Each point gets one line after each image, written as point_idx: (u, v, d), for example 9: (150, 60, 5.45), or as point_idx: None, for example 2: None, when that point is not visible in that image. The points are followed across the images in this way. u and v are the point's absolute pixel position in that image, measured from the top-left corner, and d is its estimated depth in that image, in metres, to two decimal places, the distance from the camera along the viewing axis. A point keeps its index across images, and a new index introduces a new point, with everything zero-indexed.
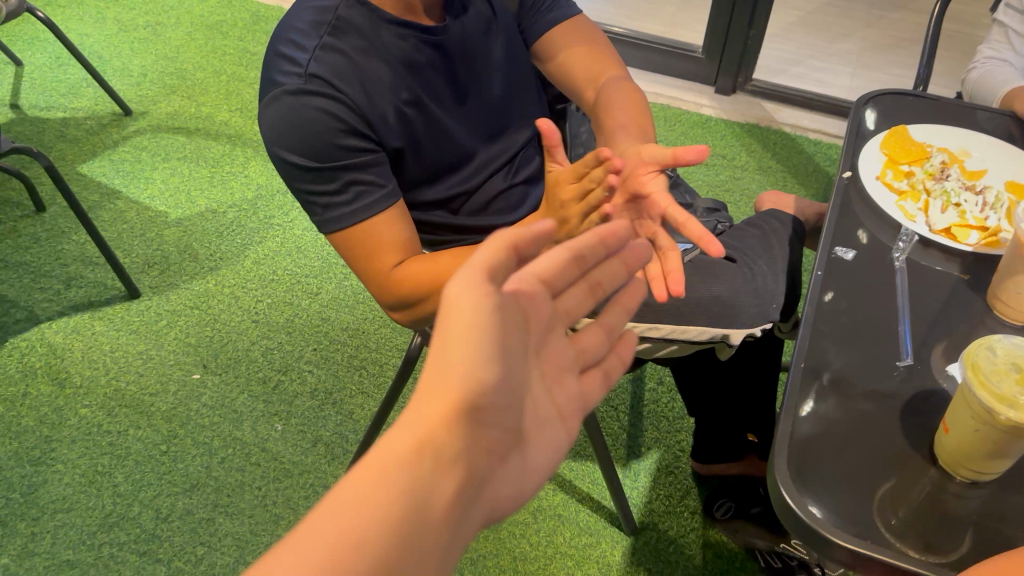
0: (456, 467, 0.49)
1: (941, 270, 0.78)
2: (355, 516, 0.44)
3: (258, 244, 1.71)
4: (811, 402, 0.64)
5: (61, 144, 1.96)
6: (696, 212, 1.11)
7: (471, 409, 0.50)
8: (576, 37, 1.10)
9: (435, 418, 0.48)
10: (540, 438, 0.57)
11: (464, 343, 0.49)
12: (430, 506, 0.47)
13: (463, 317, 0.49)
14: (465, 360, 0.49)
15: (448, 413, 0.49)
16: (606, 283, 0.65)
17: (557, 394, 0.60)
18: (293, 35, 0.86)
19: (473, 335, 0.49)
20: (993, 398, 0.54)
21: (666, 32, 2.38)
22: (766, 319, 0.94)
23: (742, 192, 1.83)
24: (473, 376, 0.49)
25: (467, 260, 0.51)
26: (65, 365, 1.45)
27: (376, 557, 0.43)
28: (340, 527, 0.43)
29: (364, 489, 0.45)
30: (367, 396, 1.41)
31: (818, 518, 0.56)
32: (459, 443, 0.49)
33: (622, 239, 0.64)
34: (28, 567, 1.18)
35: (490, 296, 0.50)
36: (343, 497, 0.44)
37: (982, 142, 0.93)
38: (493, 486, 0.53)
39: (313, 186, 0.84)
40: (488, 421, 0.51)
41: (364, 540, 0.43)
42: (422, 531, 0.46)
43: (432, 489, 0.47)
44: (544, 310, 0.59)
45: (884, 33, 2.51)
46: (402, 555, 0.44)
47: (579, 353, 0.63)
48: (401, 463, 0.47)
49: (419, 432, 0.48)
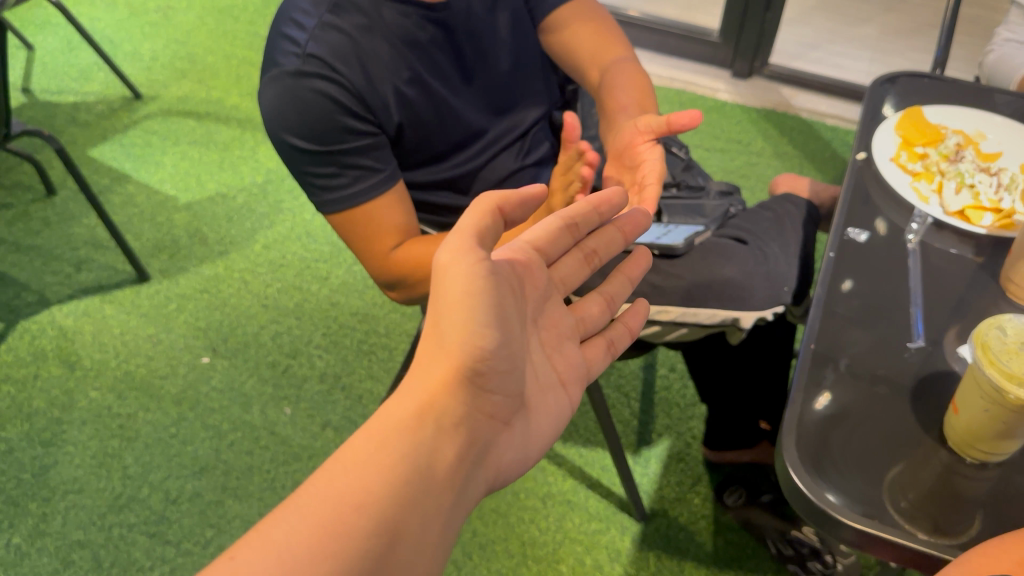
0: (459, 430, 0.54)
1: (954, 253, 0.76)
2: (357, 477, 0.48)
3: (268, 228, 1.71)
4: (827, 389, 0.63)
5: (72, 128, 1.97)
6: (708, 195, 1.08)
7: (471, 373, 0.54)
8: (583, 12, 1.08)
9: (435, 385, 0.54)
10: (542, 405, 0.61)
11: (459, 311, 0.54)
12: (433, 467, 0.51)
13: (456, 284, 0.53)
14: (461, 328, 0.54)
15: (449, 378, 0.54)
16: (602, 252, 0.69)
17: (560, 361, 0.64)
18: (296, 14, 0.85)
19: (466, 303, 0.54)
20: (1001, 376, 0.52)
21: (682, 16, 2.35)
22: (778, 302, 0.91)
23: (757, 177, 1.81)
24: (469, 343, 0.54)
25: (455, 227, 0.56)
26: (76, 347, 1.46)
27: (377, 515, 0.47)
28: (343, 489, 0.48)
29: (368, 453, 0.50)
30: (376, 380, 1.40)
31: (831, 501, 0.55)
32: (459, 406, 0.54)
33: (620, 206, 0.67)
34: (39, 547, 1.19)
35: (481, 265, 0.54)
36: (347, 460, 0.49)
37: (999, 125, 0.91)
38: (500, 449, 0.57)
39: (310, 169, 0.84)
40: (490, 386, 0.56)
41: (366, 500, 0.48)
42: (425, 490, 0.50)
43: (435, 451, 0.52)
44: (540, 278, 0.63)
45: (905, 17, 2.47)
46: (403, 513, 0.48)
47: (579, 321, 0.67)
48: (403, 428, 0.52)
49: (420, 399, 0.53)
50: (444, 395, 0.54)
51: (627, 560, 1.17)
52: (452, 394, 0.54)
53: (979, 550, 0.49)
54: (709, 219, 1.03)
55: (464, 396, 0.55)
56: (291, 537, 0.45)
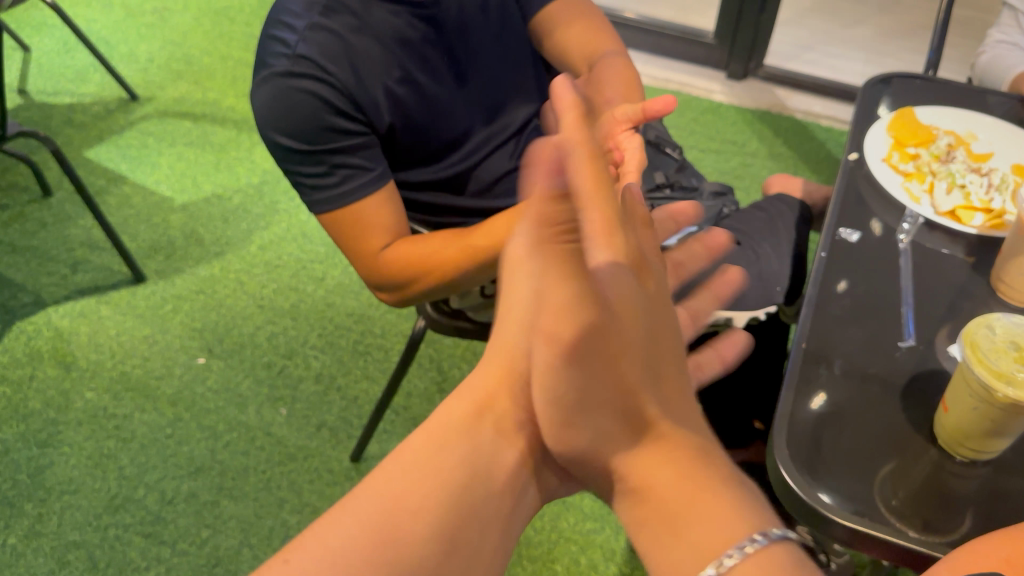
0: (519, 435, 0.55)
1: (945, 253, 0.77)
2: (420, 473, 0.49)
3: (264, 229, 1.71)
4: (822, 391, 0.63)
5: (68, 129, 1.97)
6: (702, 196, 1.09)
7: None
8: (571, 12, 1.09)
9: (499, 387, 0.56)
10: None
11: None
12: (493, 470, 0.52)
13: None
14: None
15: (511, 380, 0.56)
16: None
17: None
18: (287, 15, 0.85)
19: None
20: (990, 374, 0.53)
21: (677, 18, 2.36)
22: (770, 302, 0.93)
23: (752, 178, 1.82)
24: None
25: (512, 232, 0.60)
26: (71, 347, 1.46)
27: (438, 513, 0.48)
28: (407, 486, 0.49)
29: (431, 450, 0.51)
30: (371, 381, 1.41)
31: (825, 502, 0.55)
32: (518, 411, 0.56)
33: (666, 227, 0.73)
34: (35, 548, 1.19)
35: None
36: (407, 457, 0.50)
37: (990, 125, 0.92)
38: (553, 461, 0.59)
39: (302, 169, 0.85)
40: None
41: (427, 500, 0.48)
42: (484, 490, 0.51)
43: (494, 453, 0.53)
44: None
45: (899, 18, 2.48)
46: (467, 509, 0.49)
47: None
48: (462, 425, 0.53)
49: (476, 398, 0.55)
50: (502, 394, 0.56)
51: (622, 560, 1.18)
52: (510, 394, 0.56)
53: (966, 548, 0.49)
54: (703, 219, 1.05)
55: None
56: (354, 532, 0.45)
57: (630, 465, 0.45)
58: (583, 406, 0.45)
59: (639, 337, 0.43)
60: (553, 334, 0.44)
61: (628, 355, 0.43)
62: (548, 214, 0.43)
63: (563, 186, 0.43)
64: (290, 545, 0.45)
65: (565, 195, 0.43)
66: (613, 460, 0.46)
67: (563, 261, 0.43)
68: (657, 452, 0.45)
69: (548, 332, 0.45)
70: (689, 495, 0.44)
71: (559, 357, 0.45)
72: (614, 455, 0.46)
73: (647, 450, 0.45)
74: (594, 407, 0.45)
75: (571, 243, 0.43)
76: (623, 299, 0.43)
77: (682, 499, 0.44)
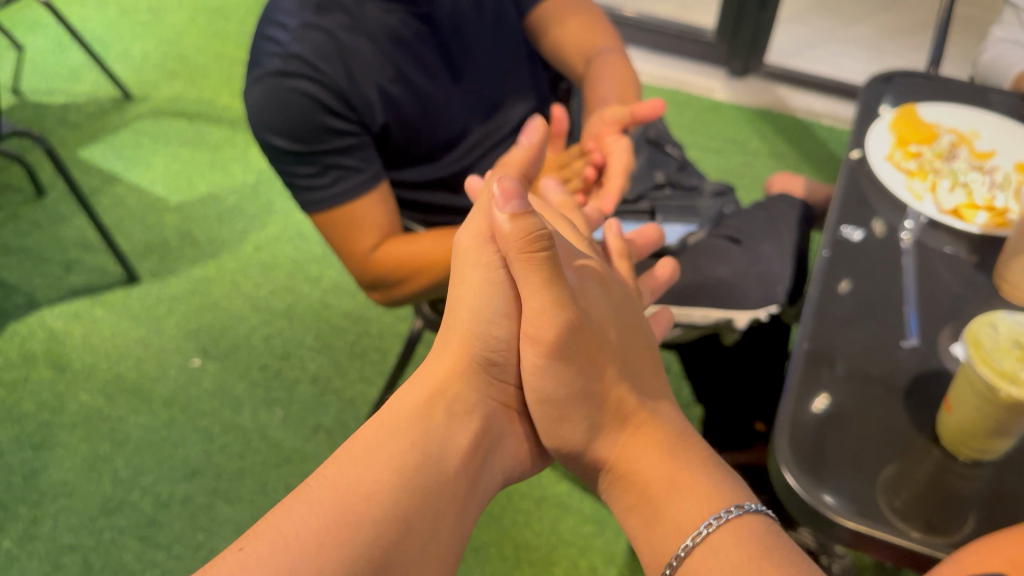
0: (470, 418, 0.56)
1: (948, 252, 0.75)
2: (372, 460, 0.49)
3: (260, 230, 1.70)
4: (825, 392, 0.61)
5: (62, 129, 1.96)
6: (702, 196, 1.07)
7: (482, 362, 0.58)
8: (569, 8, 1.08)
9: (450, 371, 0.57)
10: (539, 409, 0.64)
11: (477, 298, 0.57)
12: (447, 453, 0.52)
13: (477, 269, 0.58)
14: (477, 315, 0.57)
15: (460, 367, 0.57)
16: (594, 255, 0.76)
17: None
18: (278, 14, 0.84)
19: (487, 291, 0.57)
20: (994, 374, 0.53)
21: (677, 16, 2.34)
22: (772, 302, 0.90)
23: (752, 177, 1.81)
24: (483, 331, 0.57)
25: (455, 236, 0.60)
26: (65, 349, 1.45)
27: (390, 501, 0.47)
28: (357, 473, 0.48)
29: (381, 438, 0.50)
30: (368, 382, 1.39)
31: (828, 503, 0.54)
32: (469, 395, 0.56)
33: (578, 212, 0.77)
34: (29, 551, 1.18)
35: (497, 260, 0.57)
36: (359, 447, 0.50)
37: (993, 123, 0.90)
38: (501, 446, 0.60)
39: (294, 169, 0.84)
40: (497, 376, 0.59)
41: (380, 486, 0.48)
42: (439, 475, 0.51)
43: (448, 438, 0.53)
44: None
45: (900, 16, 2.46)
46: (420, 493, 0.49)
47: None
48: (414, 413, 0.53)
49: (431, 386, 0.55)
50: (454, 382, 0.56)
51: (622, 563, 1.16)
52: (463, 381, 0.57)
53: (971, 549, 0.48)
54: (703, 219, 1.03)
55: (473, 385, 0.57)
56: (308, 519, 0.44)
57: (614, 449, 0.60)
58: (577, 396, 0.58)
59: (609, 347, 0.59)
60: (538, 337, 0.55)
61: (601, 356, 0.58)
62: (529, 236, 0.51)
63: (527, 208, 0.51)
64: (244, 535, 0.43)
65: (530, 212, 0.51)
66: (594, 445, 0.60)
67: (541, 270, 0.52)
68: (636, 442, 0.60)
69: (532, 335, 0.55)
70: (668, 473, 0.58)
71: (545, 355, 0.56)
72: (598, 441, 0.60)
73: (623, 436, 0.61)
74: (578, 398, 0.58)
75: (548, 254, 0.52)
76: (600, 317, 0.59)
77: (661, 474, 0.59)
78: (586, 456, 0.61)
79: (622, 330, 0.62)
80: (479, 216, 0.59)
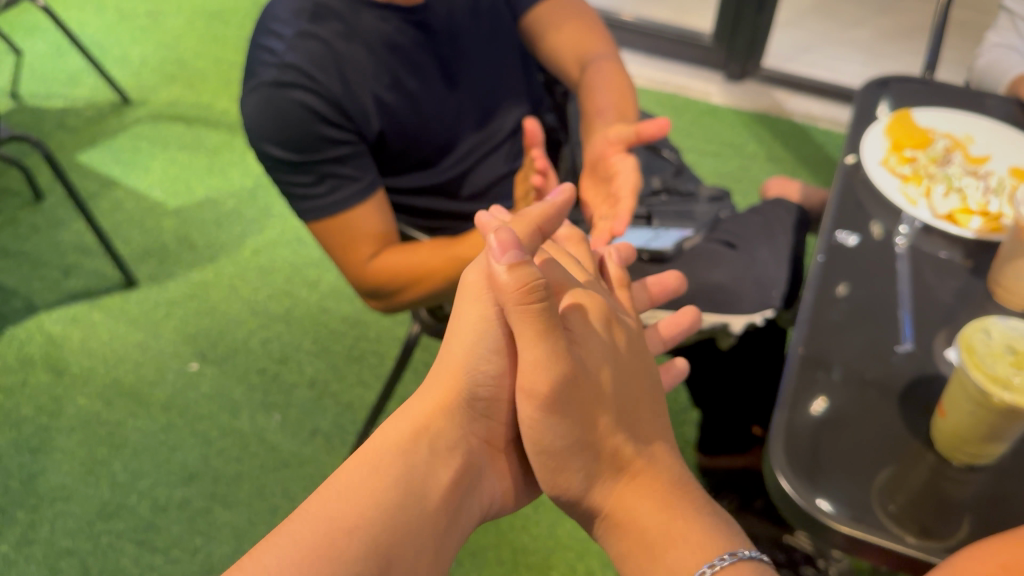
0: (453, 454, 0.55)
1: (943, 257, 0.76)
2: (350, 499, 0.49)
3: (258, 234, 1.70)
4: (821, 398, 0.62)
5: (61, 133, 1.96)
6: (698, 202, 1.07)
7: (468, 398, 0.57)
8: (565, 14, 1.08)
9: (437, 406, 0.56)
10: None
11: (470, 335, 0.56)
12: (428, 489, 0.52)
13: (476, 307, 0.57)
14: (469, 350, 0.57)
15: (449, 402, 0.57)
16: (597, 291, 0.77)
17: None
18: (274, 24, 0.84)
19: (480, 327, 0.56)
20: (986, 379, 0.53)
21: (674, 20, 2.35)
22: (767, 306, 0.91)
23: (750, 181, 1.81)
24: (473, 367, 0.57)
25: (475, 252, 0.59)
26: (64, 353, 1.45)
27: (366, 538, 0.48)
28: (335, 512, 0.49)
29: (362, 475, 0.51)
30: (366, 386, 1.39)
31: (824, 510, 0.54)
32: (453, 432, 0.56)
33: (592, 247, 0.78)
34: (27, 555, 1.18)
35: (499, 296, 0.57)
36: (339, 484, 0.50)
37: (987, 128, 0.91)
38: (487, 478, 0.59)
39: (291, 177, 0.84)
40: (487, 412, 0.58)
41: (357, 523, 0.48)
42: (420, 514, 0.51)
43: (429, 475, 0.53)
44: None
45: (898, 20, 2.47)
46: (396, 532, 0.49)
47: None
48: (397, 449, 0.53)
49: (415, 423, 0.55)
50: (440, 419, 0.56)
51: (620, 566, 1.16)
52: (448, 417, 0.56)
53: (965, 555, 0.48)
54: (698, 223, 1.03)
55: (459, 421, 0.57)
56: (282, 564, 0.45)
57: (609, 499, 0.55)
58: (574, 446, 0.54)
59: (604, 396, 0.55)
60: (532, 388, 0.52)
61: (597, 404, 0.55)
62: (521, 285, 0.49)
63: (523, 258, 0.50)
64: None
65: (527, 261, 0.50)
66: (591, 493, 0.55)
67: (533, 321, 0.50)
68: (634, 488, 0.55)
69: (527, 386, 0.53)
70: (665, 524, 0.54)
71: (539, 408, 0.53)
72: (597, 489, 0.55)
73: (622, 483, 0.55)
74: (575, 447, 0.54)
75: (544, 305, 0.50)
76: (590, 361, 0.56)
77: (657, 524, 0.54)
78: (585, 504, 0.56)
79: (622, 373, 0.58)
80: (489, 258, 0.58)
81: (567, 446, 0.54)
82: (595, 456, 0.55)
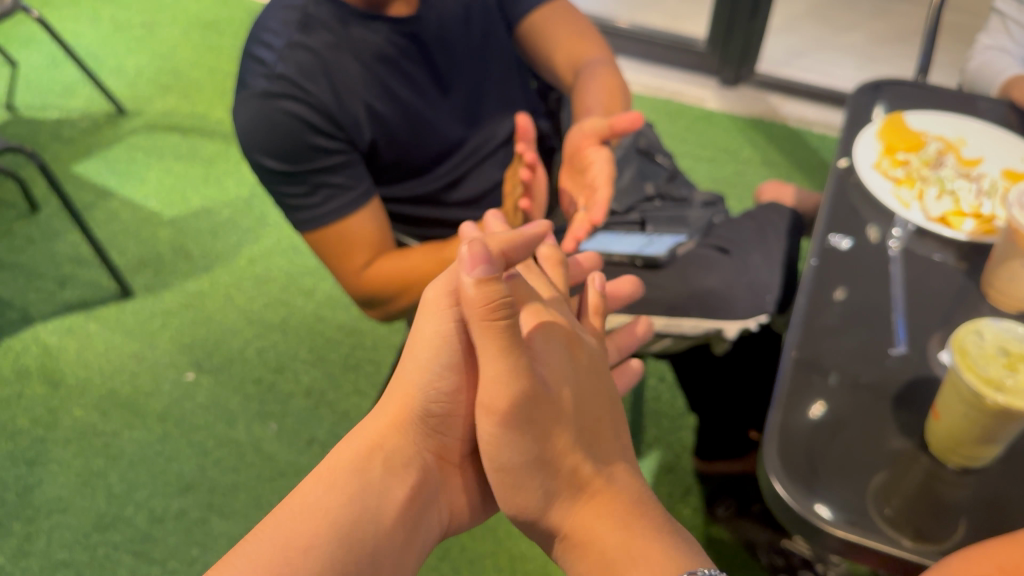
0: (408, 469, 0.56)
1: (936, 260, 0.75)
2: (306, 517, 0.50)
3: (254, 243, 1.70)
4: (819, 402, 0.61)
5: (55, 145, 1.97)
6: (692, 206, 1.07)
7: (421, 415, 0.57)
8: (558, 21, 1.08)
9: (388, 425, 0.57)
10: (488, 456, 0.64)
11: (426, 353, 0.56)
12: (382, 507, 0.53)
13: (429, 326, 0.56)
14: (421, 368, 0.56)
15: (398, 421, 0.57)
16: None
17: None
18: (265, 34, 0.85)
19: (436, 344, 0.55)
20: (980, 381, 0.54)
21: (669, 26, 2.35)
22: (760, 311, 0.91)
23: (744, 185, 1.81)
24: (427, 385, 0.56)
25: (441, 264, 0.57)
26: (60, 365, 1.45)
27: (319, 556, 0.48)
28: (289, 532, 0.49)
29: (318, 492, 0.52)
30: (362, 395, 1.39)
31: (824, 517, 0.54)
32: (408, 449, 0.57)
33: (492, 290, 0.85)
34: (23, 568, 1.17)
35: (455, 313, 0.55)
36: (294, 504, 0.51)
37: (980, 131, 0.91)
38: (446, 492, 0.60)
39: (287, 189, 0.85)
40: (441, 427, 0.58)
41: (310, 542, 0.49)
42: (375, 531, 0.52)
43: (383, 491, 0.54)
44: None
45: (891, 24, 2.47)
46: (357, 545, 0.50)
47: None
48: (351, 466, 0.54)
49: (368, 440, 0.56)
50: (393, 435, 0.56)
51: None
52: (400, 433, 0.57)
53: (959, 555, 0.47)
54: (692, 228, 1.03)
55: (412, 437, 0.57)
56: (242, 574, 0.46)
57: (568, 519, 0.56)
58: (533, 462, 0.55)
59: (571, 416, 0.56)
60: (492, 406, 0.54)
61: (558, 423, 0.55)
62: (488, 297, 0.50)
63: (493, 273, 0.49)
64: None
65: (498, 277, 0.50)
66: (550, 513, 0.56)
67: (497, 337, 0.51)
68: (590, 508, 0.56)
69: (486, 403, 0.54)
70: (623, 543, 0.54)
71: (496, 423, 0.54)
72: (554, 510, 0.56)
73: (580, 504, 0.56)
74: (540, 464, 0.55)
75: (507, 322, 0.51)
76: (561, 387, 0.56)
77: (614, 544, 0.54)
78: (542, 524, 0.57)
79: (591, 394, 0.59)
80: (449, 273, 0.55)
81: (521, 463, 0.55)
82: (553, 473, 0.55)
